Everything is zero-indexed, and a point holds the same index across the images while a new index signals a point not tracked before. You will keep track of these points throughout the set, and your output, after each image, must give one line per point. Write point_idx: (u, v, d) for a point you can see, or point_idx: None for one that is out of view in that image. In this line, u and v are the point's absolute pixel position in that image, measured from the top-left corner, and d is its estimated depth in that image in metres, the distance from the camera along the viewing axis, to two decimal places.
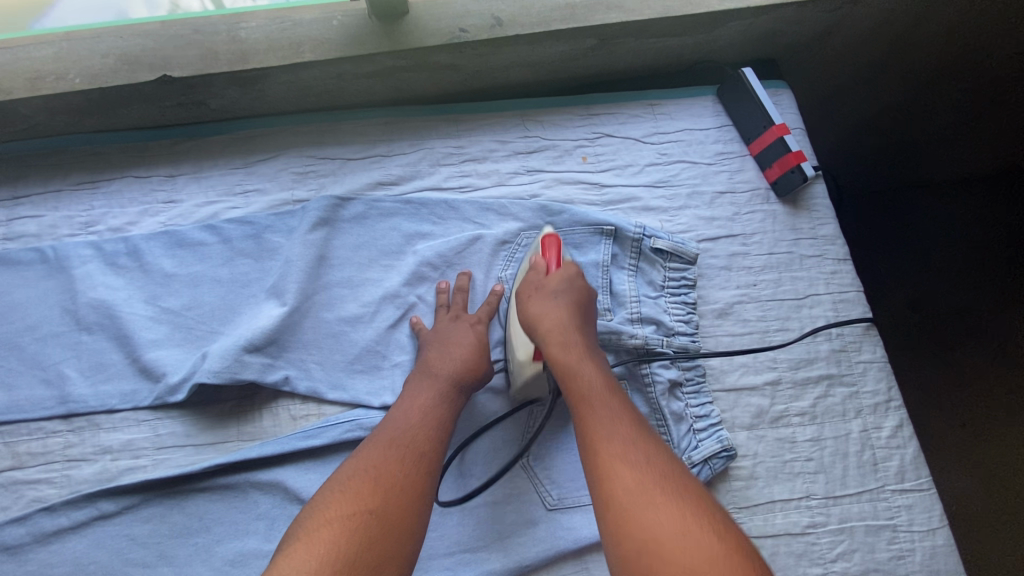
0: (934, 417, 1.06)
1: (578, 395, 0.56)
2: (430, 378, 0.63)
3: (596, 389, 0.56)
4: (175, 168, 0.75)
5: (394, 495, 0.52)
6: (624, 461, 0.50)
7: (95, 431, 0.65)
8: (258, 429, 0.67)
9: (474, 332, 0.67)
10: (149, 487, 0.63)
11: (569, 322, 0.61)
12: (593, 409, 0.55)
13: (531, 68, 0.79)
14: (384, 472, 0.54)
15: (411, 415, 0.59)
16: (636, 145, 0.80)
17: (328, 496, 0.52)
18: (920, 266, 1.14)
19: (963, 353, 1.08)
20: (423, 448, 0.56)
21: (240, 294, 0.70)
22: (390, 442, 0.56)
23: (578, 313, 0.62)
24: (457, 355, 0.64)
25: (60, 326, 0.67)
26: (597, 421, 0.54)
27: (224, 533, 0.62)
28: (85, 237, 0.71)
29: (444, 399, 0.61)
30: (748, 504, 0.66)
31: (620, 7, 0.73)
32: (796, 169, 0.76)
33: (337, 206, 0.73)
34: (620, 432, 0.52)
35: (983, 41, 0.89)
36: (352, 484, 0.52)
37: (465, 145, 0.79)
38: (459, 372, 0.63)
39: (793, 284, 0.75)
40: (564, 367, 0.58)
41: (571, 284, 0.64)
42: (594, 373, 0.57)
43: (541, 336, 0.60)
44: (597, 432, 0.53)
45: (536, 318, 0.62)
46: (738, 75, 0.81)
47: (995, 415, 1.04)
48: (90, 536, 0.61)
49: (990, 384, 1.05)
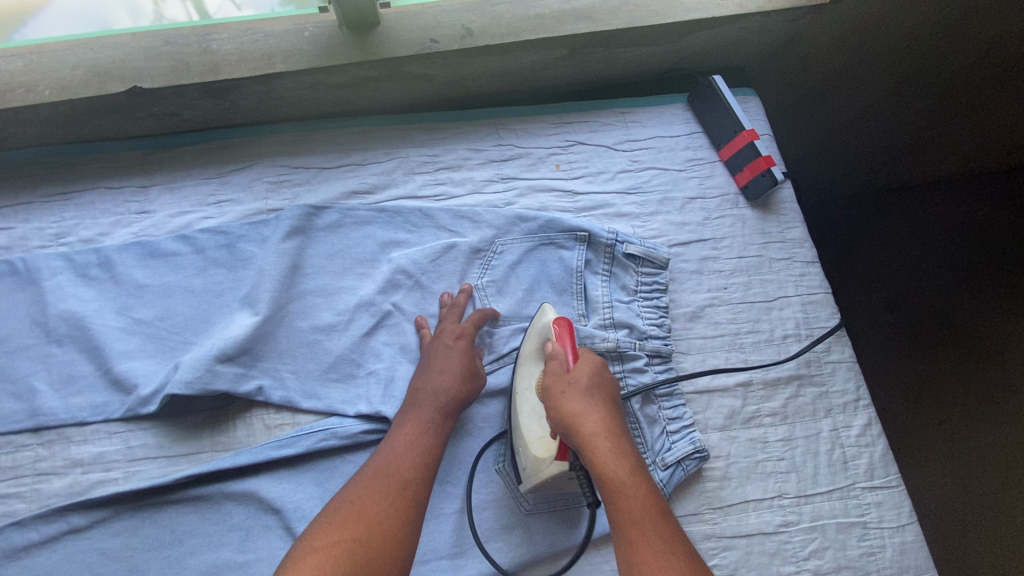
0: (913, 420, 1.08)
1: (624, 521, 0.52)
2: (416, 407, 0.63)
3: (646, 516, 0.52)
4: (148, 178, 0.75)
5: (379, 524, 0.53)
6: None
7: (66, 444, 0.65)
8: (232, 439, 0.66)
9: (457, 351, 0.66)
10: (121, 499, 0.62)
11: (611, 425, 0.56)
12: (642, 532, 0.51)
13: (504, 77, 0.80)
14: (370, 501, 0.54)
15: (397, 446, 0.59)
16: (608, 152, 0.82)
17: (317, 526, 0.53)
18: (896, 271, 1.17)
19: (944, 358, 1.10)
20: (407, 479, 0.57)
21: (214, 305, 0.70)
22: (377, 474, 0.57)
23: (616, 414, 0.58)
24: (444, 380, 0.64)
25: (30, 339, 0.67)
26: (648, 560, 0.50)
27: (198, 545, 0.62)
28: (55, 248, 0.71)
29: (431, 425, 0.62)
30: (721, 505, 0.67)
31: (589, 17, 0.74)
32: (766, 173, 0.77)
33: (311, 215, 0.74)
34: (673, 571, 0.49)
35: (944, 44, 0.90)
36: (337, 514, 0.54)
37: (439, 154, 0.80)
38: (445, 399, 0.63)
39: (762, 287, 0.76)
40: (611, 487, 0.53)
41: (606, 380, 0.60)
42: (644, 493, 0.53)
43: (581, 445, 0.54)
44: (647, 564, 0.50)
45: (574, 418, 0.56)
46: (709, 82, 0.82)
47: (973, 418, 1.06)
48: (60, 550, 0.61)
49: (969, 391, 1.08)
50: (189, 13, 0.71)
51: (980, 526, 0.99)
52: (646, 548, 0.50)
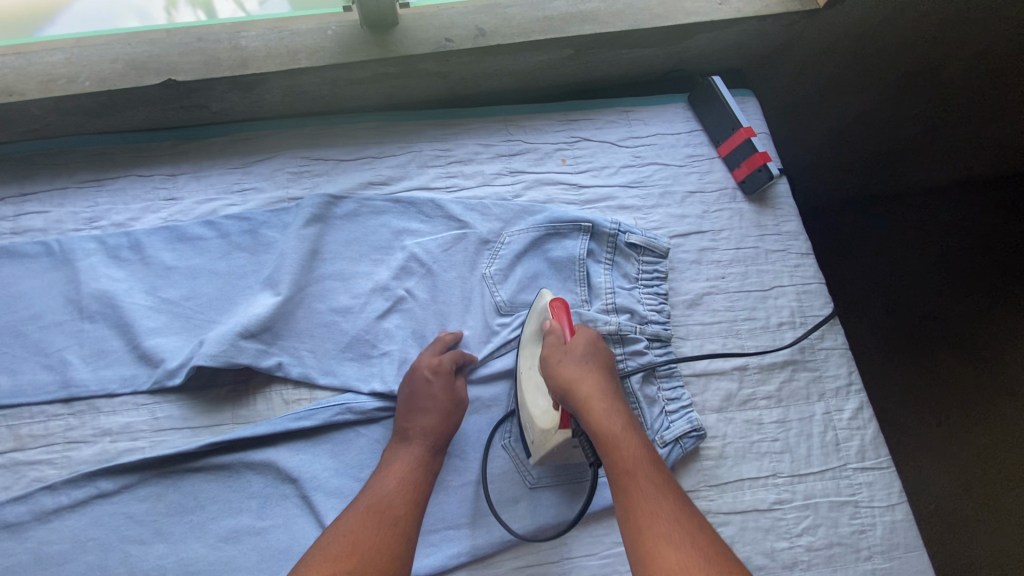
0: (911, 421, 1.12)
1: (619, 470, 0.56)
2: (406, 442, 0.64)
3: (640, 466, 0.56)
4: (176, 167, 0.80)
5: (371, 558, 0.54)
6: (670, 542, 0.51)
7: (96, 414, 0.68)
8: (252, 412, 0.70)
9: (442, 388, 0.67)
10: (148, 466, 0.66)
11: (606, 389, 0.61)
12: (636, 480, 0.55)
13: (514, 76, 0.85)
14: (362, 533, 0.55)
15: (388, 480, 0.61)
16: (612, 148, 0.85)
17: (308, 561, 0.53)
18: (893, 276, 1.19)
19: (945, 362, 1.12)
20: (398, 513, 0.58)
21: (237, 286, 0.74)
22: (369, 507, 0.58)
23: (612, 381, 0.63)
24: (431, 414, 0.66)
25: (64, 315, 0.71)
26: (642, 502, 0.54)
27: (219, 511, 0.66)
28: (89, 231, 0.75)
29: (420, 461, 0.63)
30: (717, 482, 0.70)
31: (594, 19, 0.78)
32: (762, 168, 0.81)
33: (330, 204, 0.78)
34: (664, 513, 0.53)
35: (944, 48, 0.91)
36: (332, 547, 0.54)
37: (452, 148, 0.84)
38: (431, 436, 0.65)
39: (758, 277, 0.80)
40: (605, 439, 0.58)
41: (602, 354, 0.65)
42: (636, 446, 0.58)
43: (577, 404, 0.60)
44: (641, 507, 0.54)
45: (572, 382, 0.61)
46: (708, 82, 0.86)
47: (972, 413, 1.08)
48: (89, 513, 0.64)
49: (970, 396, 1.09)
50: (196, 14, 0.76)
51: (981, 522, 1.02)
52: (640, 494, 0.54)
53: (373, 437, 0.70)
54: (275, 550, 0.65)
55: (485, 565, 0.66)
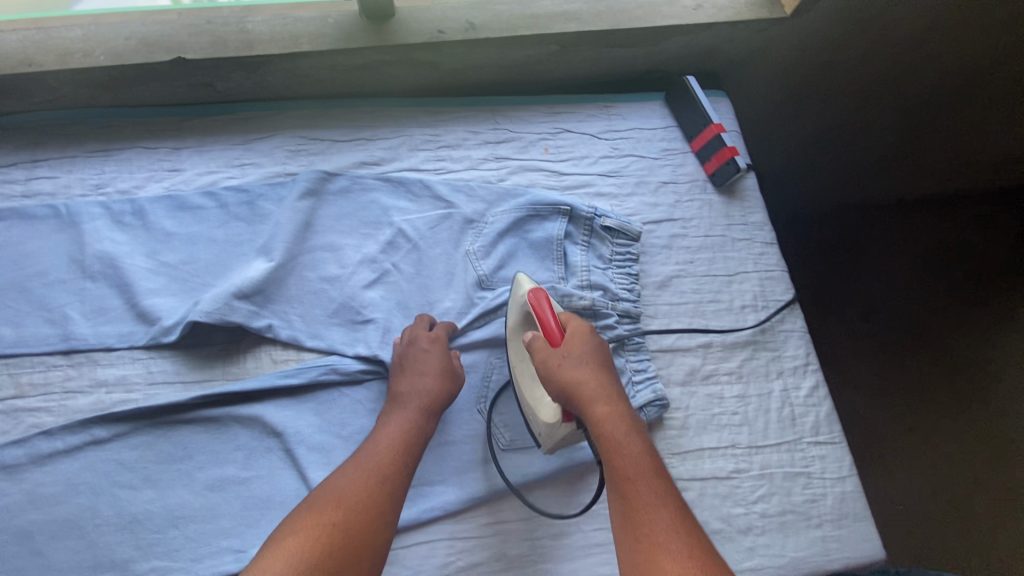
0: (883, 417, 1.16)
1: (622, 477, 0.59)
2: (399, 406, 0.68)
3: (642, 474, 0.58)
4: (180, 142, 0.84)
5: (357, 512, 0.57)
6: (665, 550, 0.53)
7: (93, 366, 0.72)
8: (242, 370, 0.74)
9: (434, 355, 0.71)
10: (141, 416, 0.70)
11: (611, 392, 0.64)
12: (636, 487, 0.58)
13: (502, 69, 0.90)
14: (351, 489, 0.59)
15: (381, 441, 0.65)
16: (593, 140, 0.91)
17: (299, 510, 0.58)
18: (871, 282, 1.25)
19: (915, 362, 1.18)
20: (387, 470, 0.62)
21: (233, 253, 0.78)
22: (359, 466, 0.62)
23: (614, 383, 0.65)
24: (425, 379, 0.69)
25: (67, 273, 0.75)
26: (642, 509, 0.56)
27: (206, 461, 0.70)
28: (95, 197, 0.79)
29: (412, 423, 0.67)
30: (679, 451, 0.75)
31: (578, 18, 0.84)
32: (730, 161, 0.86)
33: (324, 180, 0.82)
34: (662, 522, 0.55)
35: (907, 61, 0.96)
36: (319, 501, 0.58)
37: (441, 134, 0.89)
38: (424, 400, 0.68)
39: (724, 263, 0.85)
40: (610, 449, 0.60)
41: (605, 358, 0.67)
42: (639, 452, 0.60)
43: (583, 407, 0.62)
44: (641, 513, 0.56)
45: (577, 385, 0.63)
46: (684, 83, 0.92)
47: (942, 415, 1.13)
48: (82, 459, 0.68)
49: (943, 394, 1.15)
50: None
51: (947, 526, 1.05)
52: (639, 500, 0.57)
53: (356, 397, 0.74)
54: (258, 498, 0.69)
55: (456, 520, 0.70)
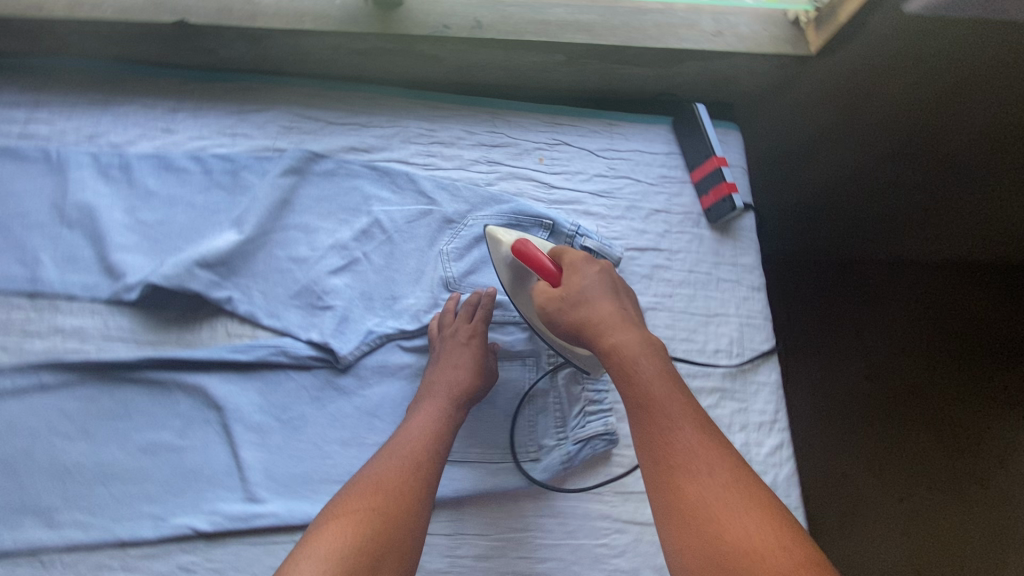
0: (873, 489, 1.07)
1: (638, 403, 0.54)
2: (431, 396, 0.68)
3: (661, 397, 0.53)
4: (178, 103, 0.85)
5: (395, 497, 0.57)
6: (690, 475, 0.50)
7: (54, 312, 0.73)
8: (196, 338, 0.74)
9: (468, 349, 0.71)
10: (90, 369, 0.71)
11: (621, 316, 0.59)
12: (652, 412, 0.53)
13: (508, 72, 0.89)
14: (386, 477, 0.59)
15: (413, 427, 0.65)
16: (590, 156, 0.88)
17: (339, 499, 0.57)
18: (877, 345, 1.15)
19: (913, 436, 1.09)
20: (421, 457, 0.61)
21: (208, 220, 0.78)
22: (394, 453, 0.61)
23: (625, 307, 0.60)
24: (458, 371, 0.70)
25: (46, 218, 0.76)
26: (661, 434, 0.52)
27: (144, 423, 0.70)
28: (87, 147, 0.80)
29: (443, 412, 0.67)
30: (623, 491, 0.73)
31: (589, 31, 0.81)
32: (727, 198, 0.82)
33: (310, 160, 0.82)
34: (686, 443, 0.51)
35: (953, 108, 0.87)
36: (358, 489, 0.58)
37: (436, 129, 0.87)
38: (456, 391, 0.69)
39: (705, 302, 0.81)
40: (620, 374, 0.56)
41: (614, 285, 0.63)
42: (655, 373, 0.55)
43: (592, 339, 0.58)
44: (660, 440, 0.52)
45: (585, 318, 0.59)
46: (692, 109, 0.89)
47: (937, 491, 1.05)
48: (26, 402, 0.69)
49: (941, 468, 1.06)
50: None
51: None
52: (655, 425, 0.52)
53: (302, 383, 0.73)
54: (187, 469, 0.69)
55: None
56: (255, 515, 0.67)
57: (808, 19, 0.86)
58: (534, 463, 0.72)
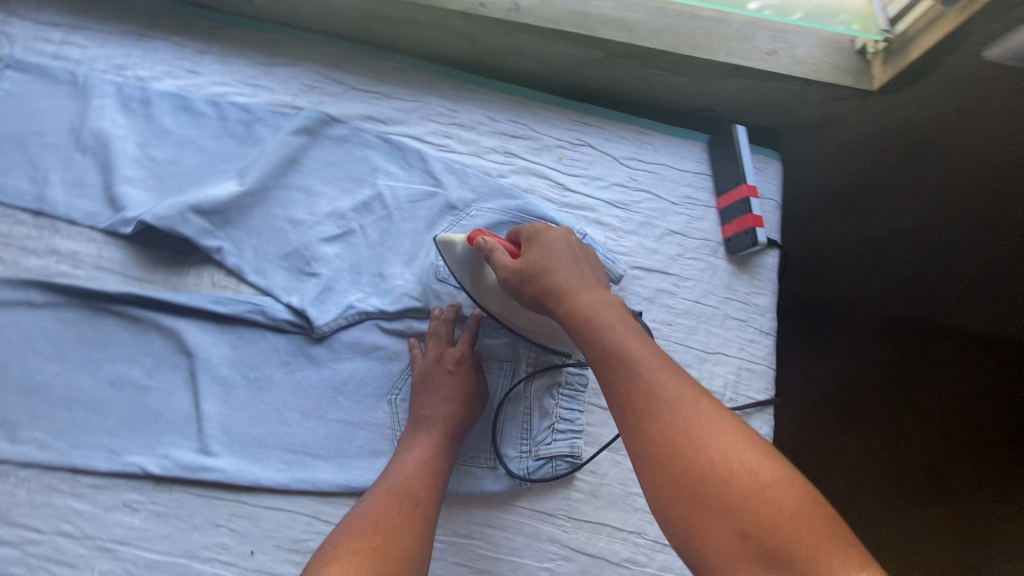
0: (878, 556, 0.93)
1: (604, 352, 0.50)
2: (424, 428, 0.66)
3: (627, 343, 0.50)
4: (207, 46, 0.85)
5: (397, 538, 0.55)
6: (661, 416, 0.46)
7: (54, 233, 0.74)
8: (182, 282, 0.74)
9: (456, 379, 0.69)
10: (75, 294, 0.71)
11: (579, 275, 0.57)
12: (616, 358, 0.50)
13: (542, 62, 0.85)
14: (386, 515, 0.57)
15: (408, 464, 0.62)
16: (612, 163, 0.83)
17: (335, 542, 0.55)
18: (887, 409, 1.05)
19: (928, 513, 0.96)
20: (419, 497, 0.59)
21: (215, 166, 0.78)
22: (391, 492, 0.59)
23: (584, 265, 0.59)
24: (447, 403, 0.67)
25: (63, 140, 0.77)
26: (630, 381, 0.48)
27: (116, 357, 0.70)
28: (114, 77, 0.81)
29: (438, 447, 0.65)
30: (578, 518, 0.69)
31: (632, 29, 0.76)
32: (749, 232, 0.76)
33: (325, 122, 0.80)
34: (654, 382, 0.48)
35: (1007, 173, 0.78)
36: (358, 528, 0.56)
37: (457, 110, 0.84)
38: (449, 423, 0.66)
39: (705, 337, 0.76)
40: (584, 325, 0.53)
41: (577, 249, 0.61)
42: (616, 319, 0.53)
43: (557, 297, 0.55)
44: (630, 392, 0.48)
45: (549, 279, 0.57)
46: (732, 134, 0.83)
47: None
48: (11, 314, 0.70)
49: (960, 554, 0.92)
50: None
51: None
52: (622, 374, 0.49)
53: (275, 345, 0.72)
54: (149, 409, 0.69)
55: (324, 501, 0.68)
56: (203, 468, 0.67)
57: (876, 49, 0.77)
58: (489, 472, 0.69)
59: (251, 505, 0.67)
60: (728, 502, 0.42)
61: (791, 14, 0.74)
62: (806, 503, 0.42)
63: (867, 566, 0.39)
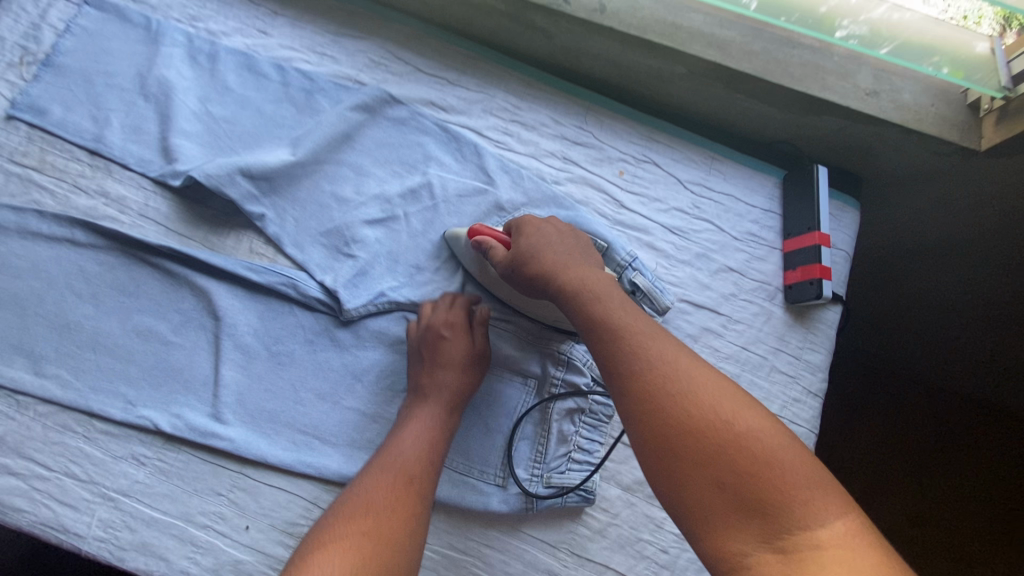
0: None
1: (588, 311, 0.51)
2: (422, 397, 0.64)
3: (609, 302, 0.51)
4: (280, 8, 0.83)
5: (389, 517, 0.53)
6: (636, 362, 0.45)
7: (106, 175, 0.74)
8: (220, 243, 0.73)
9: (455, 341, 0.66)
10: (116, 239, 0.71)
11: (568, 251, 0.59)
12: (597, 312, 0.50)
13: (618, 69, 0.80)
14: (381, 496, 0.54)
15: (405, 437, 0.60)
16: (676, 186, 0.78)
17: (326, 525, 0.52)
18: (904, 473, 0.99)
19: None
20: (415, 471, 0.57)
21: (270, 131, 0.76)
22: (385, 466, 0.57)
23: (575, 246, 0.60)
24: (445, 369, 0.64)
25: (128, 84, 0.77)
26: (607, 332, 0.48)
27: (146, 308, 0.70)
28: (186, 27, 0.81)
29: (438, 418, 0.62)
30: (581, 554, 0.65)
31: (722, 48, 0.71)
32: (815, 282, 0.71)
33: (385, 102, 0.78)
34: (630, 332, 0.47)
35: None
36: (350, 511, 0.53)
37: (522, 108, 0.80)
38: (449, 394, 0.64)
39: (747, 387, 0.70)
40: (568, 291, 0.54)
41: (565, 231, 0.62)
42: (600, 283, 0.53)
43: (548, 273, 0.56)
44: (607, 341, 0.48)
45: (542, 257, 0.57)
46: (810, 169, 0.77)
47: None
48: (53, 249, 0.70)
49: None
50: None
51: None
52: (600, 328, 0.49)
53: (302, 322, 0.71)
54: (169, 366, 0.69)
55: (324, 488, 0.67)
56: (213, 434, 0.66)
57: (992, 107, 0.69)
58: (498, 490, 0.66)
59: (254, 480, 0.66)
60: (706, 453, 0.40)
61: (878, 48, 0.68)
62: (781, 447, 0.40)
63: (841, 508, 0.38)
